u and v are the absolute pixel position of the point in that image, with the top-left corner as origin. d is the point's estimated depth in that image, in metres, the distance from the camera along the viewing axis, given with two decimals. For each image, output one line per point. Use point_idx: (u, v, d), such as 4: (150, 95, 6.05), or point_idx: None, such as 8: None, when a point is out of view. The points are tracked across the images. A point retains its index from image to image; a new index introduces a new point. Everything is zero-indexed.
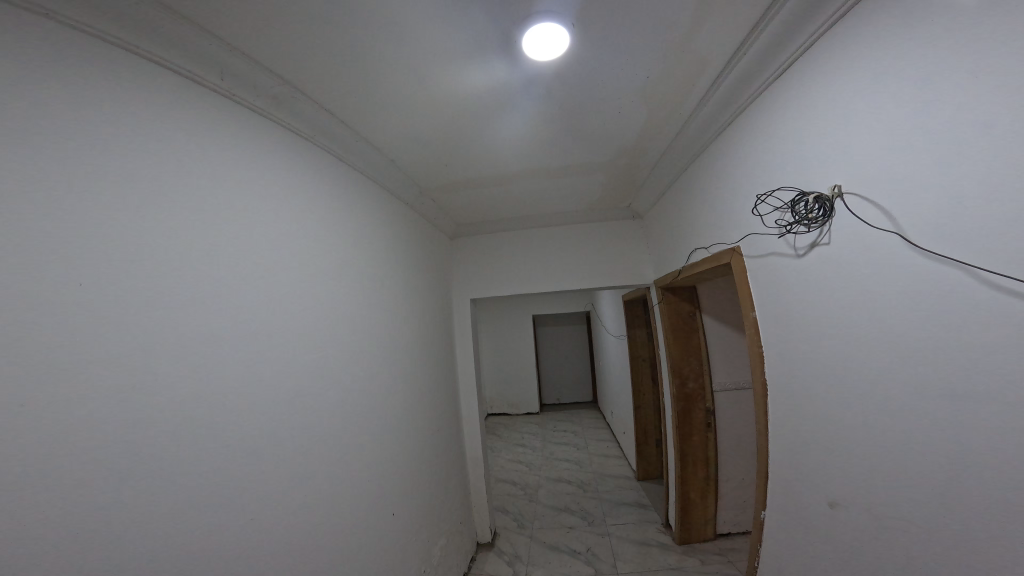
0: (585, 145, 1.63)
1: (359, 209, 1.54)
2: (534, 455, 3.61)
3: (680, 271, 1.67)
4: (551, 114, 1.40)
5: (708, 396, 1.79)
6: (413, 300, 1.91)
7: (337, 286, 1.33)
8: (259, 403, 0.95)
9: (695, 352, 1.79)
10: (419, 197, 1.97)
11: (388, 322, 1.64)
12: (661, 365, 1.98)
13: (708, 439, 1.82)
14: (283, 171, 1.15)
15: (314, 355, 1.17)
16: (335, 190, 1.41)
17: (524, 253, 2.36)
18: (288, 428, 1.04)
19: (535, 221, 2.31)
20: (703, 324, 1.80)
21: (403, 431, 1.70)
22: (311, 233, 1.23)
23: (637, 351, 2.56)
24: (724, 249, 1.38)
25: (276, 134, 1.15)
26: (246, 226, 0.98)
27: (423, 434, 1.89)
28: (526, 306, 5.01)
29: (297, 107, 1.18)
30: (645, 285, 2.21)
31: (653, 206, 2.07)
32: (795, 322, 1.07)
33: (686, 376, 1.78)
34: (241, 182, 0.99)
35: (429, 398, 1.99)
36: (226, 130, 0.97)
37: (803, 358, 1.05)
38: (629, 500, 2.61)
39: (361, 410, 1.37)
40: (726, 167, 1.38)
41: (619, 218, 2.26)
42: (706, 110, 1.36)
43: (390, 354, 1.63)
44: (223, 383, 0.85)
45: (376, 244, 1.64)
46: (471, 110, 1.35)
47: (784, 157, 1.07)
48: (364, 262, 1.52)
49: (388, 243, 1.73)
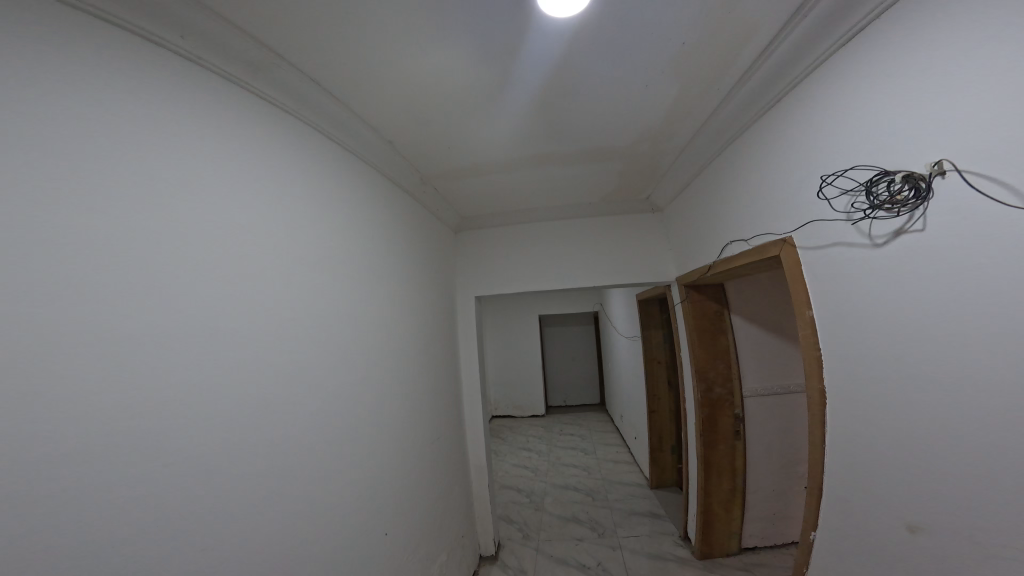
0: (605, 129, 1.49)
1: (352, 194, 1.38)
2: (539, 460, 3.47)
3: (711, 266, 1.54)
4: (569, 91, 1.26)
5: (737, 402, 1.66)
6: (414, 298, 1.75)
7: (331, 284, 1.17)
8: (237, 419, 0.79)
9: (722, 355, 1.65)
10: (420, 186, 1.81)
11: (387, 322, 1.48)
12: (682, 367, 1.84)
13: (735, 448, 1.69)
14: (264, 149, 0.99)
15: (299, 360, 1.00)
16: (326, 175, 1.25)
17: (534, 248, 2.20)
18: (270, 449, 0.87)
19: (547, 214, 2.16)
20: (732, 325, 1.65)
21: (403, 443, 1.54)
22: (296, 222, 1.07)
23: (652, 354, 2.42)
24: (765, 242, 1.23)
25: (256, 105, 0.99)
26: (219, 207, 0.81)
27: (423, 442, 1.73)
28: (531, 305, 4.88)
29: (277, 75, 1.00)
30: (665, 283, 2.07)
31: (675, 198, 1.93)
32: (850, 321, 0.93)
33: (712, 380, 1.64)
34: (213, 155, 0.82)
35: (430, 403, 1.84)
36: (194, 94, 0.81)
37: (860, 363, 0.91)
38: (642, 510, 2.48)
39: (351, 420, 1.21)
40: (767, 151, 1.24)
41: (637, 212, 2.12)
42: (743, 90, 1.22)
43: (389, 357, 1.48)
44: (187, 398, 0.69)
45: (373, 236, 1.47)
46: (482, 86, 1.19)
47: (841, 135, 0.93)
48: (358, 256, 1.36)
49: (386, 236, 1.57)
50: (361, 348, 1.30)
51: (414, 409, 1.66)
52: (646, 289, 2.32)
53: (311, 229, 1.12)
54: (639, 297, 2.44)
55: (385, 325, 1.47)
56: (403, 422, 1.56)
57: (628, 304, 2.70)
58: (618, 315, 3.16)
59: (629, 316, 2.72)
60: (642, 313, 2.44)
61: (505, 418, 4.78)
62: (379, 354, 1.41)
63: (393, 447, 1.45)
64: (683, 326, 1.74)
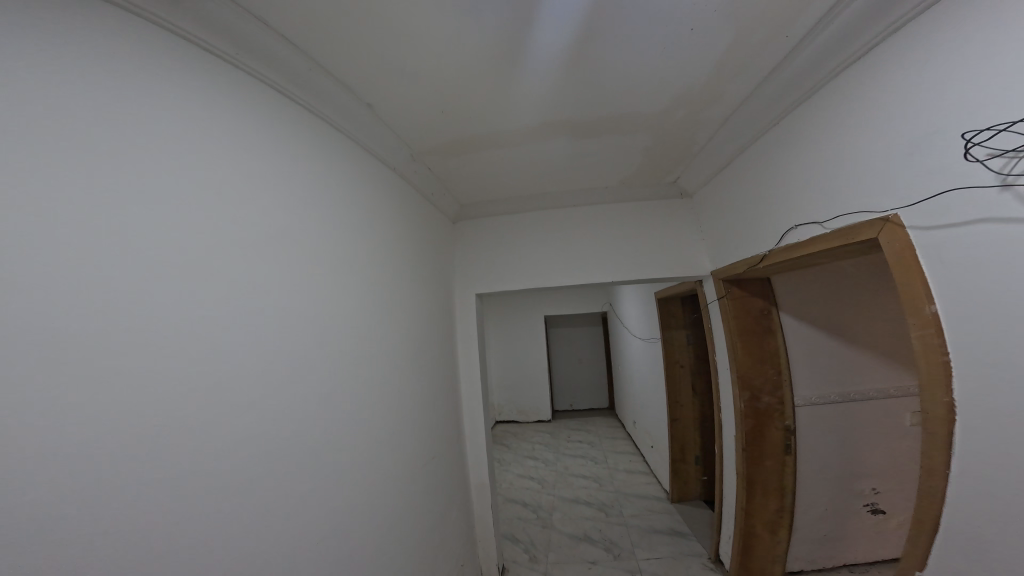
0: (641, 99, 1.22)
1: (336, 175, 1.08)
2: (546, 471, 3.25)
3: (765, 258, 1.30)
4: (605, 51, 1.00)
5: (788, 412, 1.45)
6: (408, 301, 1.46)
7: (305, 290, 0.88)
8: (153, 500, 0.52)
9: (772, 360, 1.42)
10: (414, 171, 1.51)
11: (383, 335, 1.21)
12: (717, 373, 1.61)
13: (784, 463, 1.49)
14: (209, 110, 0.70)
15: (262, 398, 0.73)
16: (306, 152, 0.96)
17: (545, 240, 1.93)
18: (211, 545, 0.60)
19: (561, 202, 1.89)
20: (782, 325, 1.43)
21: (398, 479, 1.26)
22: (262, 208, 0.79)
23: (675, 356, 2.20)
24: (850, 226, 0.96)
25: (195, 51, 0.70)
26: (117, 189, 0.53)
27: (421, 472, 1.46)
28: (533, 303, 4.66)
29: (211, 12, 0.70)
30: (697, 278, 1.83)
31: (709, 179, 1.68)
32: (993, 338, 0.68)
33: (761, 389, 1.42)
34: (111, 113, 0.54)
35: (427, 424, 1.56)
36: (69, 17, 0.52)
37: (1015, 398, 0.66)
38: (662, 528, 2.26)
39: (333, 468, 0.93)
40: (843, 119, 0.99)
41: (662, 198, 1.86)
42: (812, 47, 0.98)
43: (384, 376, 1.21)
44: (27, 510, 0.40)
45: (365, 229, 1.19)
46: (496, 36, 0.91)
47: (981, 86, 0.67)
48: (347, 252, 1.08)
49: (381, 229, 1.29)
50: (348, 370, 1.02)
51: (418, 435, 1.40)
52: (671, 286, 2.08)
53: (279, 216, 0.82)
54: (658, 296, 2.23)
55: (381, 339, 1.20)
56: (404, 453, 1.30)
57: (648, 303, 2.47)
58: (635, 315, 2.92)
59: (648, 315, 2.48)
60: (663, 313, 2.22)
61: (507, 423, 4.55)
62: (369, 376, 1.13)
63: (393, 487, 1.19)
64: (721, 326, 1.50)
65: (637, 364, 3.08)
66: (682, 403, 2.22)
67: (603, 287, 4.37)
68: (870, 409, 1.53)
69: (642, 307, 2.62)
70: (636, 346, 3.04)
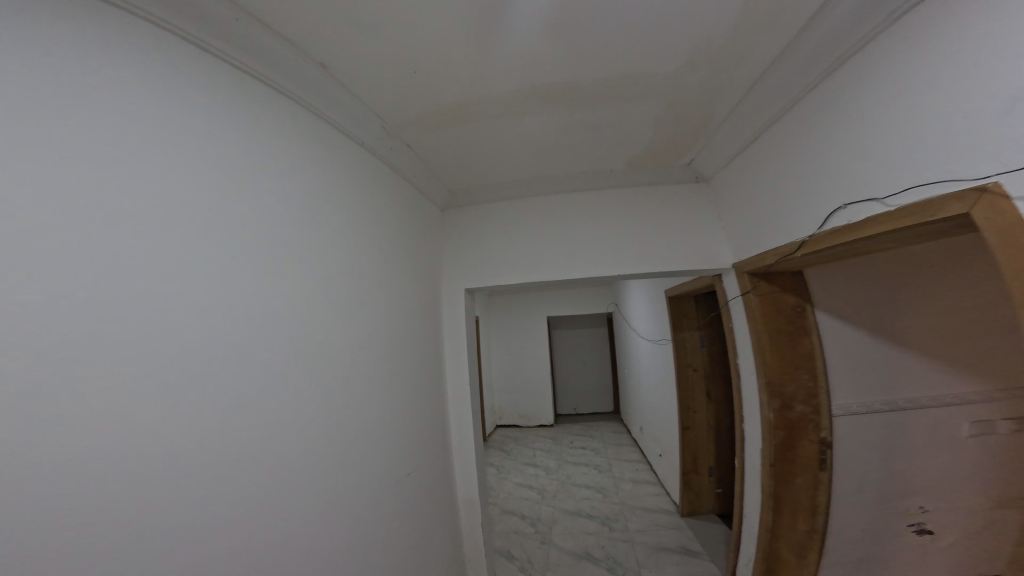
0: (653, 62, 1.02)
1: (287, 148, 0.90)
2: (547, 480, 3.06)
3: (803, 244, 1.09)
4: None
5: (824, 423, 1.24)
6: (388, 297, 1.28)
7: (225, 284, 0.69)
8: None
9: (806, 364, 1.21)
10: (393, 152, 1.32)
11: (353, 335, 1.04)
12: (739, 377, 1.41)
13: (817, 481, 1.29)
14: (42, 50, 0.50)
15: (137, 437, 0.54)
16: (244, 119, 0.79)
17: (545, 229, 1.72)
18: None
19: (561, 186, 1.68)
20: (818, 324, 1.22)
21: (371, 507, 1.08)
22: (155, 186, 0.60)
23: (687, 359, 2.00)
24: (926, 197, 0.76)
25: None
26: None
27: (402, 494, 1.27)
28: (536, 302, 4.48)
29: None
30: (716, 272, 1.61)
31: (732, 159, 1.46)
32: None
33: (792, 396, 1.22)
34: None
35: (411, 438, 1.38)
36: None
37: None
38: (671, 546, 2.05)
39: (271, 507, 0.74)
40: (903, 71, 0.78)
41: (676, 182, 1.65)
42: None
43: (355, 384, 1.04)
44: None
45: (330, 213, 1.01)
46: None
47: None
48: (302, 238, 0.90)
49: (353, 215, 1.12)
50: (299, 379, 0.85)
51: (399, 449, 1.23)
52: (684, 283, 1.88)
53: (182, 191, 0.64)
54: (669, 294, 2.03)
55: (349, 341, 1.03)
56: (381, 471, 1.14)
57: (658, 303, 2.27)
58: (644, 315, 2.72)
59: (659, 316, 2.28)
60: (674, 312, 2.02)
61: (510, 427, 4.36)
62: (329, 388, 0.94)
63: (365, 511, 1.03)
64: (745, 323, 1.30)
65: (646, 367, 2.88)
66: (695, 411, 2.02)
67: (609, 286, 4.17)
68: (920, 421, 1.32)
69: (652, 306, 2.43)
70: (645, 348, 2.84)
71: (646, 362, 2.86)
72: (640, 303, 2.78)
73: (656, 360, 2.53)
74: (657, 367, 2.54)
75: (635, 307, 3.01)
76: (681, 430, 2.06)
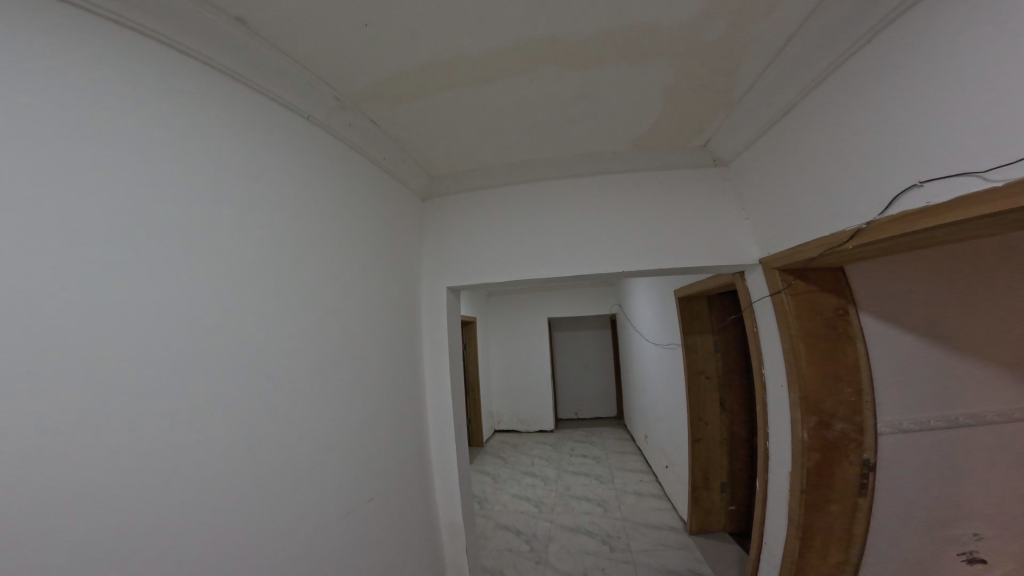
0: (667, 8, 0.82)
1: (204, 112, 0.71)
2: (545, 492, 2.86)
3: (850, 233, 0.89)
4: None
5: (869, 446, 1.04)
6: (357, 296, 1.09)
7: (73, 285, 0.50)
8: None
9: (849, 375, 1.01)
10: (356, 127, 1.11)
11: (301, 340, 0.86)
12: (765, 391, 1.20)
13: (860, 513, 1.08)
14: None
15: None
16: (132, 70, 0.61)
17: (539, 220, 1.48)
18: None
19: (558, 170, 1.45)
20: (864, 329, 1.02)
21: (325, 553, 0.88)
22: None
23: (699, 365, 1.80)
24: None
25: None
26: None
27: (374, 530, 1.07)
28: (537, 302, 4.29)
29: None
30: (739, 270, 1.38)
31: (757, 137, 1.25)
32: None
33: (832, 414, 1.01)
34: None
35: (385, 462, 1.17)
36: None
37: None
38: (680, 572, 1.84)
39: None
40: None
41: (693, 164, 1.42)
42: None
43: (304, 398, 0.86)
44: None
45: (273, 193, 0.84)
46: None
47: None
48: (226, 220, 0.72)
49: (308, 198, 0.94)
50: (213, 398, 0.66)
51: (367, 472, 1.06)
52: (697, 281, 1.67)
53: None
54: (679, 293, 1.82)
55: (296, 350, 0.85)
56: (342, 499, 0.96)
57: (667, 303, 2.06)
58: (650, 316, 2.51)
59: (667, 318, 2.08)
60: (684, 312, 1.81)
61: (510, 434, 4.16)
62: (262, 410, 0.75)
63: (316, 555, 0.85)
64: (774, 328, 1.10)
65: (652, 372, 2.68)
66: (707, 422, 1.82)
67: (613, 286, 3.97)
68: (985, 444, 1.09)
69: (660, 308, 2.22)
70: (651, 352, 2.63)
71: (652, 367, 2.65)
72: (647, 303, 2.57)
73: (664, 365, 2.32)
74: (665, 373, 2.34)
75: (641, 308, 2.79)
76: (690, 443, 1.86)
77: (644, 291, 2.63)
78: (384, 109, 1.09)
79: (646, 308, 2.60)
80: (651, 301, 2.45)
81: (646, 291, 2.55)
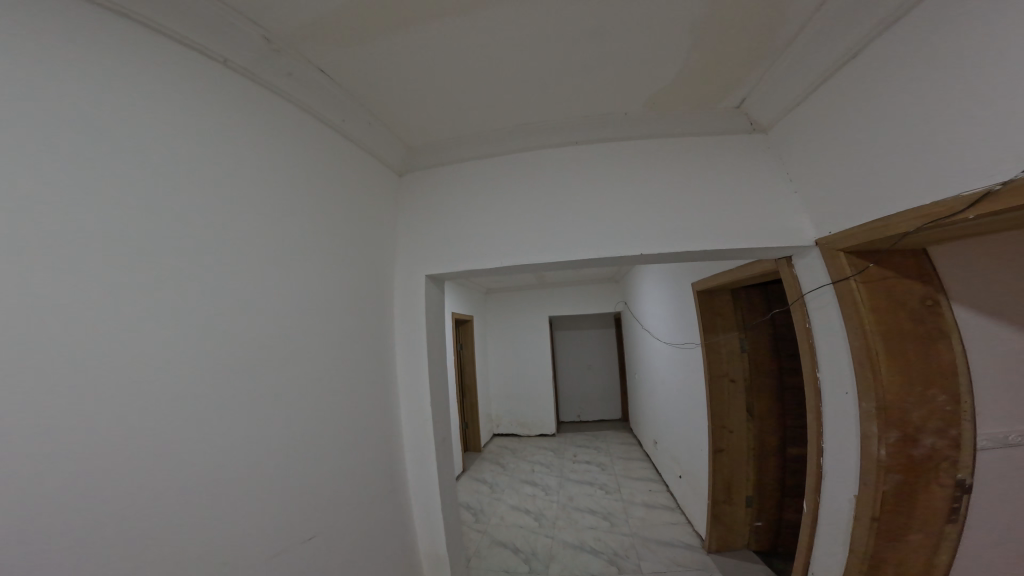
0: None
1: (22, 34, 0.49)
2: (545, 503, 2.64)
3: (950, 197, 0.65)
4: None
5: (964, 468, 0.80)
6: (308, 289, 0.87)
7: None
8: None
9: (942, 379, 0.78)
10: (298, 80, 0.87)
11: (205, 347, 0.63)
12: (821, 399, 0.97)
13: (949, 552, 0.85)
14: None
15: None
16: None
17: (535, 196, 1.23)
18: None
19: (557, 136, 1.21)
20: (957, 323, 0.79)
21: None
22: None
23: (723, 366, 1.56)
24: None
25: None
26: None
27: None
28: (538, 299, 4.06)
29: None
30: (777, 261, 1.12)
31: (797, 103, 0.99)
32: None
33: (920, 427, 0.78)
34: None
35: (350, 495, 0.95)
36: None
37: None
38: None
39: None
40: None
41: (719, 128, 1.17)
42: None
43: (209, 420, 0.63)
44: None
45: (160, 148, 0.61)
46: None
47: None
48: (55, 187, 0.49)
49: (226, 153, 0.71)
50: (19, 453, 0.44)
51: (320, 508, 0.83)
52: (723, 270, 1.43)
53: None
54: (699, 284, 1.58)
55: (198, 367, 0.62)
56: (278, 555, 0.73)
57: (684, 297, 1.82)
58: (662, 312, 2.28)
59: (685, 314, 1.84)
60: (706, 306, 1.57)
61: (510, 438, 3.95)
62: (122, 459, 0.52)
63: None
64: (838, 322, 0.86)
65: (663, 374, 2.44)
66: (732, 430, 1.59)
67: (618, 282, 3.74)
68: None
69: (675, 302, 1.99)
70: (662, 352, 2.40)
71: (663, 366, 2.41)
72: (658, 298, 2.33)
73: (679, 366, 2.09)
74: (680, 375, 2.10)
75: (650, 303, 2.55)
76: (711, 453, 1.63)
77: (655, 285, 2.39)
78: (334, 53, 0.85)
79: (657, 302, 2.36)
80: (664, 295, 2.22)
81: (658, 285, 2.31)
